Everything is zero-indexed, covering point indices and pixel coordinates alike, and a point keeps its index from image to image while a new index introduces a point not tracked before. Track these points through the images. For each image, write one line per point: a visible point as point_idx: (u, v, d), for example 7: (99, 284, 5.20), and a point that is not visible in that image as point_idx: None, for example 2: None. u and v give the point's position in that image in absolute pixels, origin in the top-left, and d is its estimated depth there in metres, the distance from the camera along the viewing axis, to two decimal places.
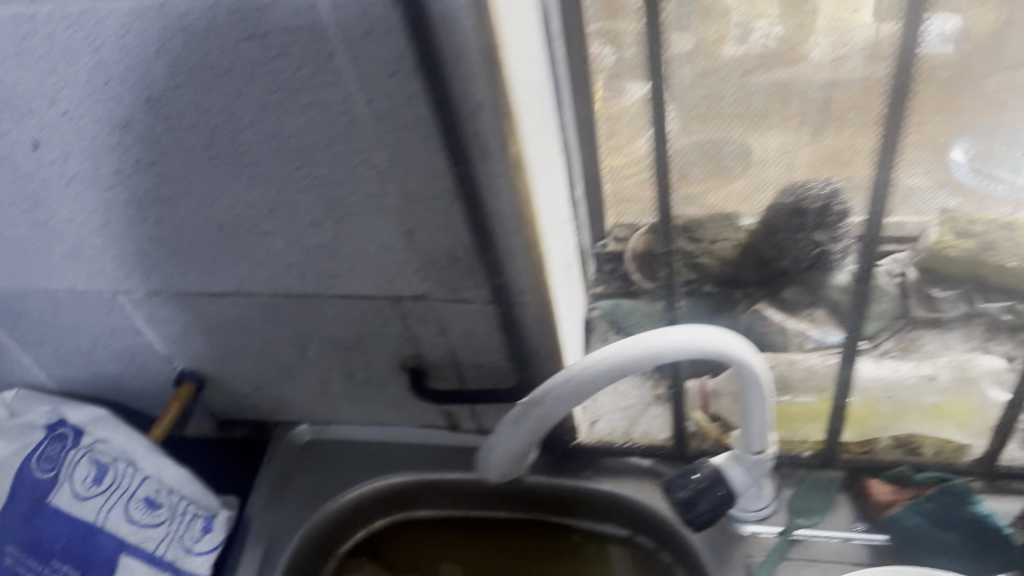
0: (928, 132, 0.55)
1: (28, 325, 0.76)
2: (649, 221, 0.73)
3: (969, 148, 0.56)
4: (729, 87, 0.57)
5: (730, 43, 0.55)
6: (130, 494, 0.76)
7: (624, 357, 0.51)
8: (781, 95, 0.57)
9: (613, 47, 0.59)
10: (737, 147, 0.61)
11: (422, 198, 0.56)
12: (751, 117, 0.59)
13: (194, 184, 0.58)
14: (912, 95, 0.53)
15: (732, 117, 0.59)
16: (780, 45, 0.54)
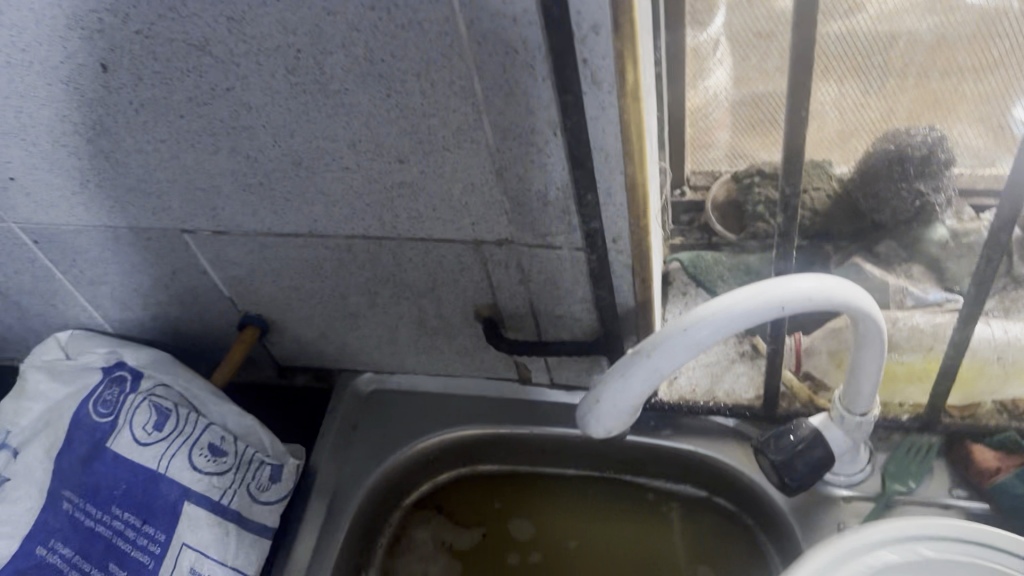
0: (1002, 75, 0.64)
1: (87, 262, 0.73)
2: (768, 156, 0.76)
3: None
4: (837, 34, 0.63)
5: None
6: (193, 441, 0.73)
7: (747, 310, 0.47)
8: (887, 39, 0.63)
9: None
10: (834, 94, 0.69)
11: (519, 134, 0.51)
12: (856, 64, 0.65)
13: (273, 115, 0.54)
14: (988, 34, 0.62)
15: (836, 63, 0.66)
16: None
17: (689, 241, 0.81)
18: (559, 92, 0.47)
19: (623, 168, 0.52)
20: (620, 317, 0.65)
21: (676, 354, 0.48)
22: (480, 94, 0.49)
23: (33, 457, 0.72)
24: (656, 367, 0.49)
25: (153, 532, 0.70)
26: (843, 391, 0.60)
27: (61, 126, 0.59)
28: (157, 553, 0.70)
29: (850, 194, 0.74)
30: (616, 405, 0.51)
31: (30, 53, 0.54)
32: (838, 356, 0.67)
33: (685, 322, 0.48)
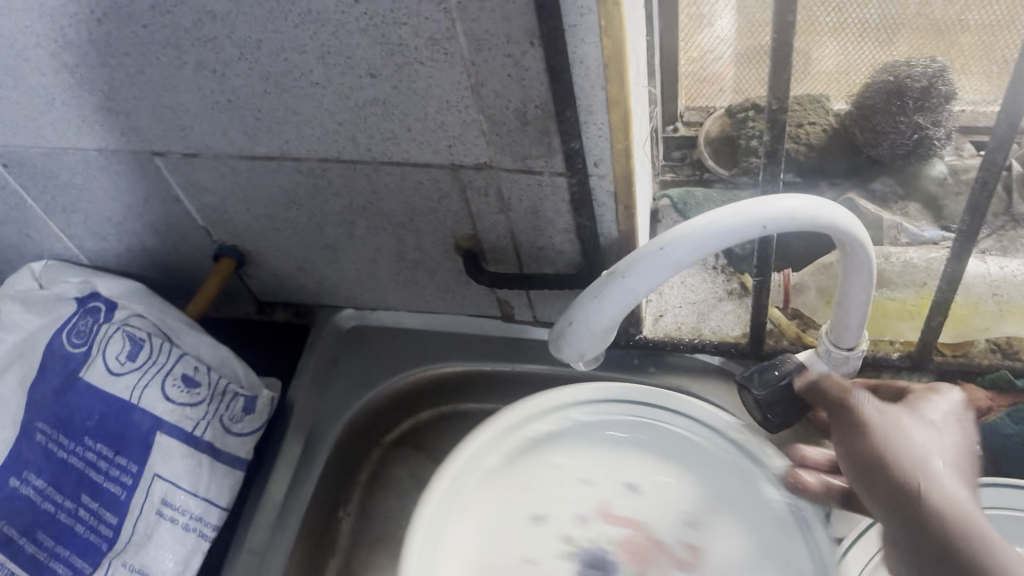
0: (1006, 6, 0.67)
1: (57, 188, 0.71)
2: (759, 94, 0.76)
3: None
4: None
5: None
6: (165, 372, 0.71)
7: (726, 228, 0.45)
8: None
9: None
10: (840, 20, 0.70)
11: (495, 44, 0.49)
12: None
13: (238, 25, 0.51)
14: None
15: None
16: None
17: (680, 177, 0.79)
18: None
19: (604, 83, 0.50)
20: (603, 248, 0.63)
21: (649, 274, 0.46)
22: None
23: (8, 388, 0.71)
24: (629, 289, 0.47)
25: (125, 463, 0.69)
26: (830, 326, 0.59)
27: (23, 37, 0.57)
28: (129, 484, 0.69)
29: (847, 130, 0.73)
30: (589, 328, 0.49)
31: None
32: (827, 292, 0.66)
33: (662, 242, 0.46)
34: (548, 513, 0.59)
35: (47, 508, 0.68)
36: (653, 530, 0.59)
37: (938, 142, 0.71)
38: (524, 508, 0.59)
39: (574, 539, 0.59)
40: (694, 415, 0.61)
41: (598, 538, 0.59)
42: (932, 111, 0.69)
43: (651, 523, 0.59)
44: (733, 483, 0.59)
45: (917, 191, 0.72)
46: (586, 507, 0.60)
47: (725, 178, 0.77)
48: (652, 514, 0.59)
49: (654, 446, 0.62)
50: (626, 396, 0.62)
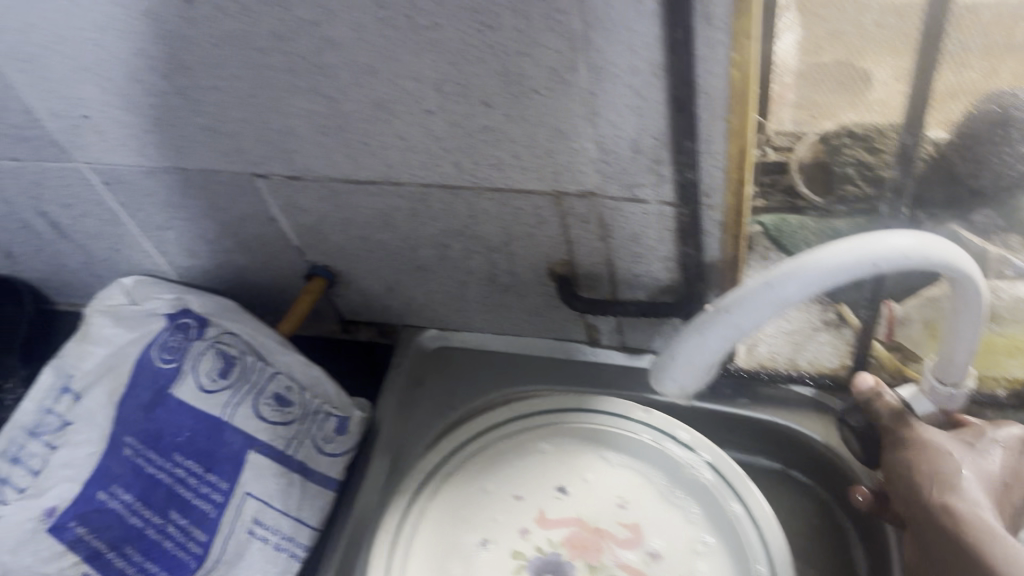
0: None
1: (155, 206, 0.72)
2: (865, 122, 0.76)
3: None
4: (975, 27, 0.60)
5: None
6: (258, 390, 0.73)
7: (836, 263, 0.43)
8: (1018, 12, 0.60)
9: None
10: (960, 64, 0.65)
11: (616, 75, 0.48)
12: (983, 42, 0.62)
13: (356, 52, 0.52)
14: None
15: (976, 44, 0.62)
16: None
17: (772, 204, 0.79)
18: (669, 28, 0.44)
19: (725, 114, 0.49)
20: (704, 276, 0.62)
21: (756, 310, 0.46)
22: (579, 31, 0.46)
23: (95, 402, 0.70)
24: (734, 323, 0.47)
25: (216, 480, 0.70)
26: (935, 363, 0.57)
27: (138, 60, 0.57)
28: (220, 502, 0.69)
29: (949, 160, 0.71)
30: (692, 363, 0.50)
31: None
32: (932, 326, 0.65)
33: (768, 277, 0.45)
34: (492, 537, 0.61)
35: (136, 523, 0.67)
36: (591, 521, 0.61)
37: None
38: (467, 529, 0.61)
39: (522, 551, 0.60)
40: (656, 424, 0.65)
41: (543, 544, 0.60)
42: None
43: (587, 517, 0.61)
44: (657, 472, 0.64)
45: (1018, 224, 0.70)
46: (525, 521, 0.61)
47: (818, 206, 0.77)
48: (583, 508, 0.62)
49: (574, 453, 0.65)
50: (546, 407, 0.66)
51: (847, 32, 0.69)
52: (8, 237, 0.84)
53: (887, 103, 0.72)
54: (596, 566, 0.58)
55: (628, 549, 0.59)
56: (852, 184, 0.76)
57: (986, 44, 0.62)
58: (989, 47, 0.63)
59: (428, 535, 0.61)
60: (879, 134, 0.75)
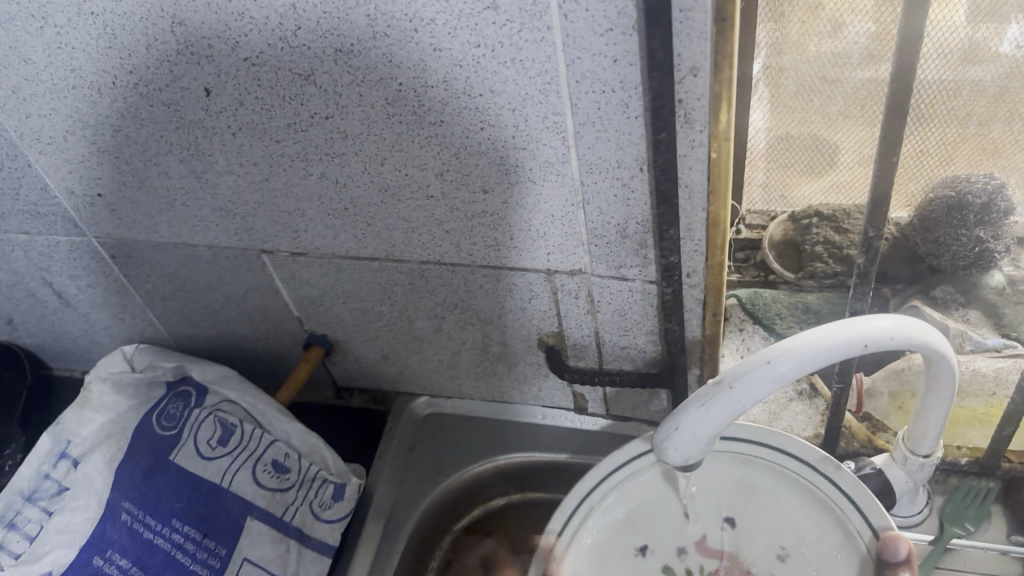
0: None
1: (162, 278, 0.76)
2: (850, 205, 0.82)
3: None
4: (941, 106, 0.69)
5: (957, 22, 0.62)
6: (256, 457, 0.75)
7: (830, 341, 0.46)
8: (961, 106, 0.68)
9: (831, 30, 0.68)
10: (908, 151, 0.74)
11: (605, 167, 0.53)
12: (924, 130, 0.72)
13: (366, 143, 0.56)
14: None
15: (937, 120, 0.70)
16: (974, 44, 0.64)
17: (746, 278, 0.84)
18: (653, 131, 0.49)
19: (705, 206, 0.54)
20: (686, 348, 0.66)
21: (759, 387, 0.46)
22: (571, 129, 0.51)
23: (94, 467, 0.73)
24: (736, 399, 0.47)
25: (213, 546, 0.71)
26: (907, 433, 0.60)
27: (157, 145, 0.61)
28: (218, 567, 0.70)
29: (911, 240, 0.77)
30: (695, 435, 0.49)
31: (137, 75, 0.56)
32: (899, 399, 0.71)
33: (767, 356, 0.46)
34: (651, 545, 0.61)
35: None
36: (745, 563, 0.60)
37: (999, 254, 0.75)
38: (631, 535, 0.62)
39: (673, 568, 0.61)
40: (842, 485, 0.58)
41: (693, 570, 0.60)
42: (993, 226, 0.74)
43: (743, 557, 0.60)
44: (827, 537, 0.58)
45: (976, 298, 0.75)
46: (686, 540, 0.61)
47: (790, 280, 0.81)
48: (745, 548, 0.60)
49: (755, 490, 0.61)
50: (747, 437, 0.61)
51: (815, 122, 0.75)
52: (12, 307, 0.86)
53: (853, 181, 0.80)
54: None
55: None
56: (821, 261, 0.81)
57: (942, 129, 0.71)
58: (945, 133, 0.71)
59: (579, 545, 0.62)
60: (846, 215, 0.82)
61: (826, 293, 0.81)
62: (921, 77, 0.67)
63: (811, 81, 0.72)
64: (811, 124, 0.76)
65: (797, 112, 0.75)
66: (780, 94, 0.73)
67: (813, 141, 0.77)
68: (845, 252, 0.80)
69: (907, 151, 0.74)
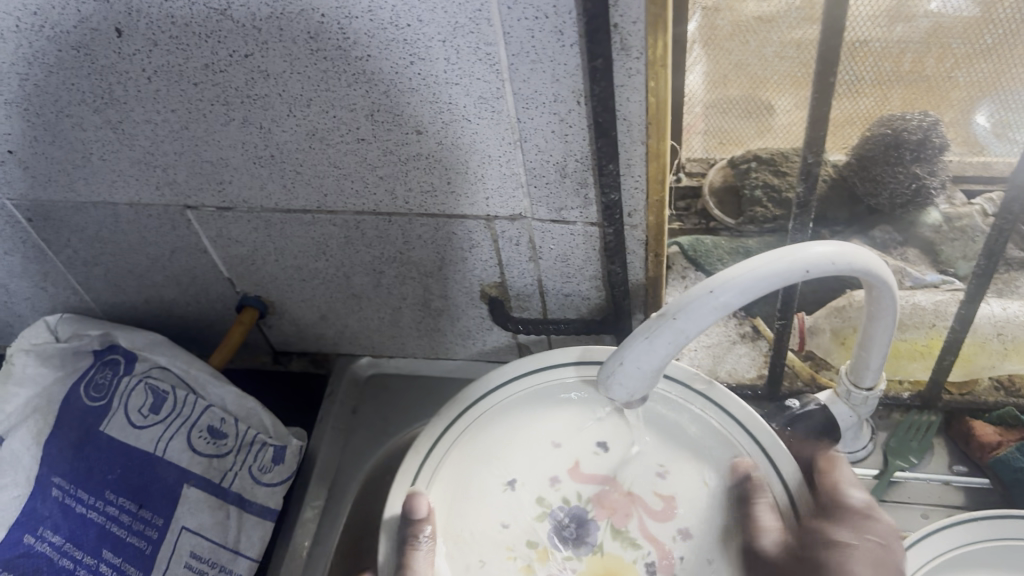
0: (983, 81, 0.76)
1: (83, 241, 0.72)
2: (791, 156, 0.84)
3: (991, 115, 0.77)
4: (877, 43, 0.72)
5: None
6: (190, 424, 0.72)
7: (772, 267, 0.45)
8: (895, 50, 0.73)
9: None
10: (847, 87, 0.76)
11: (543, 102, 0.51)
12: (860, 82, 0.75)
13: (290, 83, 0.53)
14: (958, 48, 0.75)
15: (874, 58, 0.73)
16: None
17: (687, 226, 0.82)
18: (589, 57, 0.47)
19: (644, 138, 0.52)
20: (630, 292, 0.65)
21: (702, 316, 0.45)
22: (504, 60, 0.49)
23: (21, 444, 0.70)
24: (679, 329, 0.46)
25: (150, 516, 0.69)
26: (850, 366, 0.60)
27: (68, 94, 0.58)
28: (156, 538, 0.68)
29: (849, 181, 0.77)
30: (639, 368, 0.47)
31: (43, 16, 0.52)
32: (841, 335, 0.71)
33: (710, 285, 0.45)
34: (518, 478, 0.62)
35: (65, 565, 0.67)
36: (625, 486, 0.62)
37: (935, 191, 0.76)
38: (493, 470, 0.61)
39: (546, 499, 0.61)
40: (717, 399, 0.60)
41: (570, 497, 0.61)
42: (929, 162, 0.74)
43: (622, 478, 0.62)
44: (703, 444, 0.61)
45: (914, 236, 0.76)
46: (558, 469, 0.62)
47: (731, 226, 0.80)
48: (623, 471, 0.62)
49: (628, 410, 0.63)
50: None
51: (752, 64, 0.77)
52: None
53: (791, 125, 0.81)
54: (621, 532, 0.60)
55: (659, 522, 0.60)
56: (761, 205, 0.80)
57: (877, 68, 0.74)
58: (880, 71, 0.74)
59: (443, 497, 0.59)
60: (784, 158, 0.81)
61: (766, 237, 0.79)
62: (856, 26, 0.71)
63: (736, 26, 0.74)
64: (746, 69, 0.78)
65: (745, 62, 0.76)
66: (713, 28, 0.74)
67: (746, 99, 0.79)
68: (784, 195, 0.79)
69: (847, 105, 0.78)
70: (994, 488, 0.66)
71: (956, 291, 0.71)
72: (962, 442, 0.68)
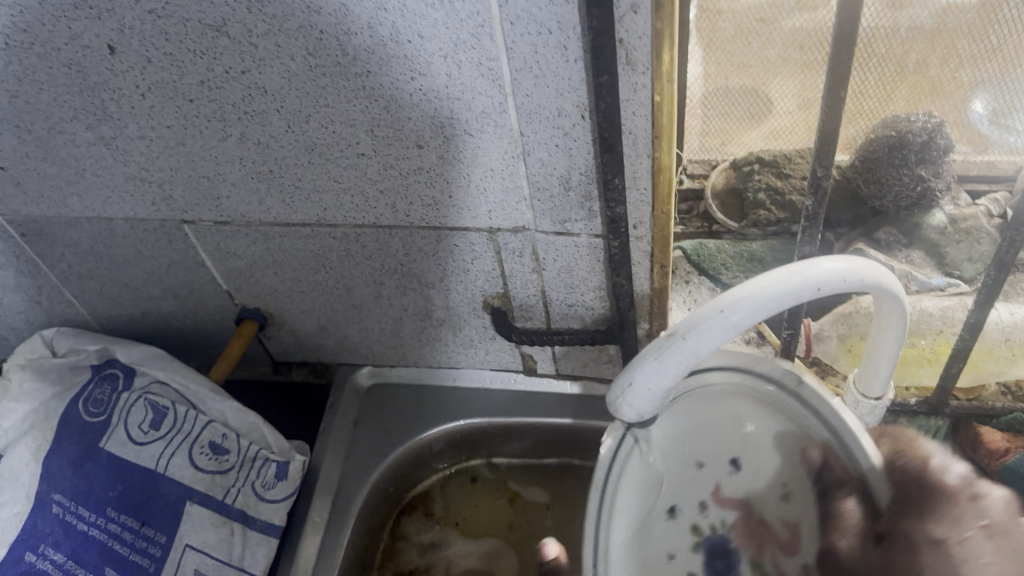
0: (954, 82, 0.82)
1: (78, 256, 0.71)
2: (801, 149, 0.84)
3: (989, 102, 0.82)
4: (880, 46, 0.77)
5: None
6: (192, 439, 0.71)
7: (783, 286, 0.44)
8: (900, 53, 0.78)
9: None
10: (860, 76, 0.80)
11: (545, 117, 0.50)
12: (864, 79, 0.80)
13: (288, 99, 0.52)
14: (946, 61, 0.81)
15: (877, 52, 0.78)
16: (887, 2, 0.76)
17: (690, 230, 0.80)
18: (594, 73, 0.46)
19: (650, 152, 0.52)
20: (635, 303, 0.65)
21: (712, 337, 0.44)
22: (506, 75, 0.48)
23: (19, 460, 0.69)
24: (689, 350, 0.45)
25: (153, 534, 0.68)
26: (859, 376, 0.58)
27: (60, 110, 0.56)
28: (158, 555, 0.68)
29: (853, 182, 0.77)
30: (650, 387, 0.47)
31: (32, 33, 0.51)
32: (848, 341, 0.70)
33: (721, 304, 0.44)
34: (676, 506, 0.53)
35: None
36: (763, 514, 0.52)
37: (940, 193, 0.75)
38: (648, 499, 0.54)
39: (701, 528, 0.53)
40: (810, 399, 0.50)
41: (714, 527, 0.52)
42: (934, 164, 0.75)
43: (759, 503, 0.52)
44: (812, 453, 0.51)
45: (918, 239, 0.75)
46: (700, 495, 0.53)
47: (734, 230, 0.78)
48: (756, 489, 0.52)
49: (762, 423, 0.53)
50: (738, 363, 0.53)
51: (754, 67, 0.85)
52: None
53: (793, 126, 0.85)
54: (760, 565, 0.51)
55: (792, 554, 0.51)
56: (764, 208, 0.77)
57: (880, 68, 0.79)
58: (884, 74, 0.80)
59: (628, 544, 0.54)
60: (787, 160, 0.81)
61: (769, 241, 0.77)
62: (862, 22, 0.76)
63: (735, 32, 0.82)
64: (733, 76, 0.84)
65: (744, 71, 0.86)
66: (713, 28, 0.82)
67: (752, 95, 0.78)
68: (788, 198, 0.77)
69: (862, 96, 0.82)
70: None
71: (963, 295, 0.71)
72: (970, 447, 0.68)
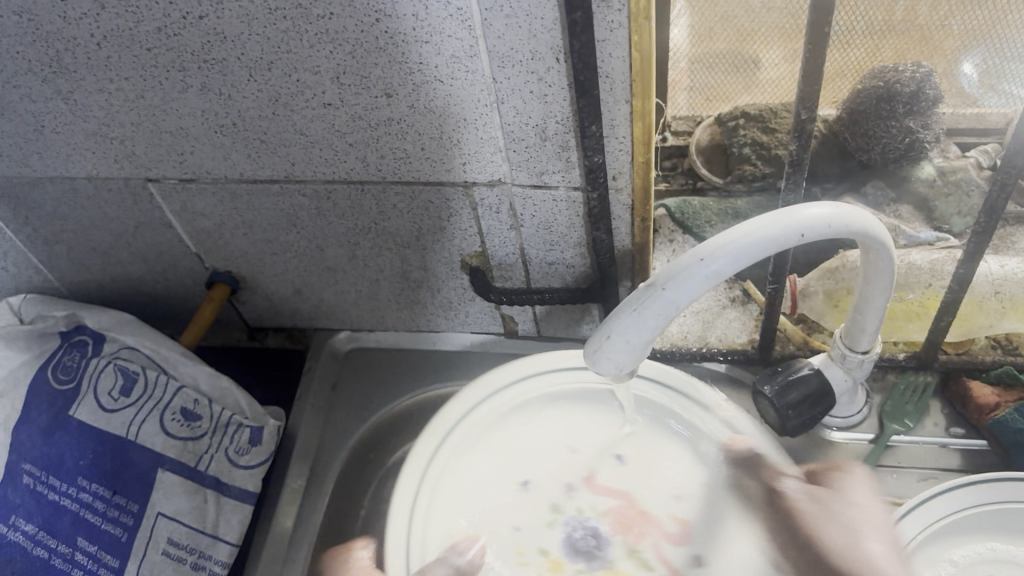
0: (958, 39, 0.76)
1: (42, 219, 0.68)
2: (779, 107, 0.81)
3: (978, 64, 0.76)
4: None
5: None
6: (163, 406, 0.69)
7: (764, 232, 0.42)
8: None
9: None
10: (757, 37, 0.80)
11: (518, 61, 0.48)
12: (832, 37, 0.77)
13: (249, 45, 0.50)
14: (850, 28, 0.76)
15: None
16: None
17: (674, 187, 0.79)
18: (567, 10, 0.44)
19: (628, 97, 0.50)
20: (617, 260, 0.63)
21: (694, 285, 0.42)
22: (475, 14, 0.46)
23: None
24: (670, 300, 0.43)
25: (125, 502, 0.67)
26: (844, 330, 0.58)
27: (13, 63, 0.54)
28: (131, 525, 0.66)
29: (840, 135, 0.75)
30: (628, 341, 0.44)
31: None
32: (834, 297, 0.69)
33: (701, 252, 0.42)
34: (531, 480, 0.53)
35: (40, 553, 0.65)
36: (641, 507, 0.51)
37: (929, 144, 0.73)
38: (485, 465, 0.53)
39: (561, 507, 0.51)
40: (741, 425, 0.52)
41: (584, 511, 0.51)
42: (923, 114, 0.72)
43: (638, 496, 0.52)
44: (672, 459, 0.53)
45: (907, 191, 0.73)
46: (574, 476, 0.52)
47: (719, 186, 0.77)
48: (640, 485, 0.52)
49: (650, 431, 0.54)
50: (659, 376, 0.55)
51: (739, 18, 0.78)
52: None
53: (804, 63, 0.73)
54: (636, 552, 0.50)
55: (675, 545, 0.50)
56: (750, 163, 0.76)
57: None
58: None
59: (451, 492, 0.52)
60: (774, 113, 0.77)
61: (755, 197, 0.76)
62: None
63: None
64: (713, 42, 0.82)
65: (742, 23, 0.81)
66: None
67: (732, 54, 0.79)
68: (775, 152, 0.75)
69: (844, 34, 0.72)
70: (992, 450, 0.64)
71: (952, 249, 0.70)
72: (959, 403, 0.66)
